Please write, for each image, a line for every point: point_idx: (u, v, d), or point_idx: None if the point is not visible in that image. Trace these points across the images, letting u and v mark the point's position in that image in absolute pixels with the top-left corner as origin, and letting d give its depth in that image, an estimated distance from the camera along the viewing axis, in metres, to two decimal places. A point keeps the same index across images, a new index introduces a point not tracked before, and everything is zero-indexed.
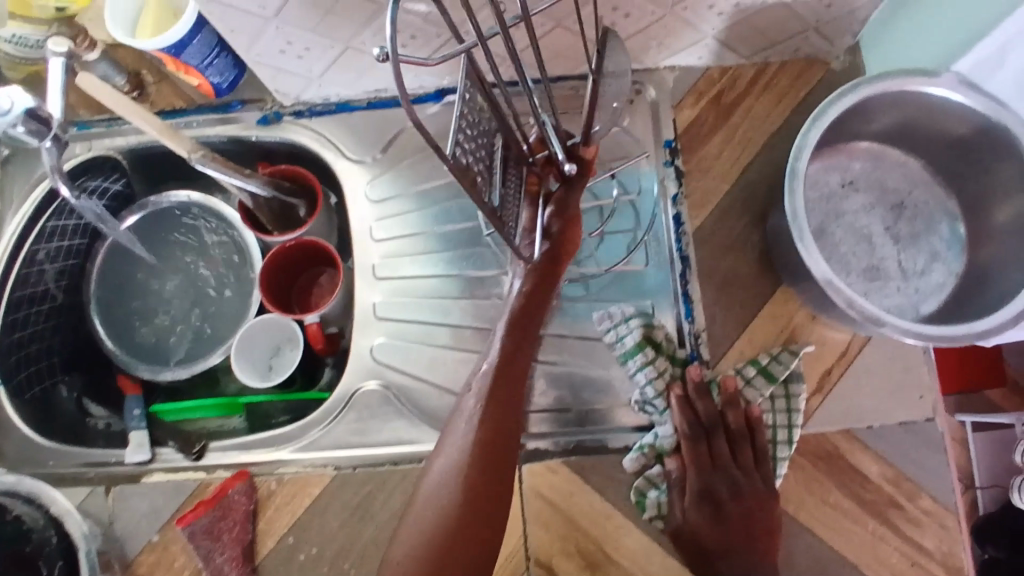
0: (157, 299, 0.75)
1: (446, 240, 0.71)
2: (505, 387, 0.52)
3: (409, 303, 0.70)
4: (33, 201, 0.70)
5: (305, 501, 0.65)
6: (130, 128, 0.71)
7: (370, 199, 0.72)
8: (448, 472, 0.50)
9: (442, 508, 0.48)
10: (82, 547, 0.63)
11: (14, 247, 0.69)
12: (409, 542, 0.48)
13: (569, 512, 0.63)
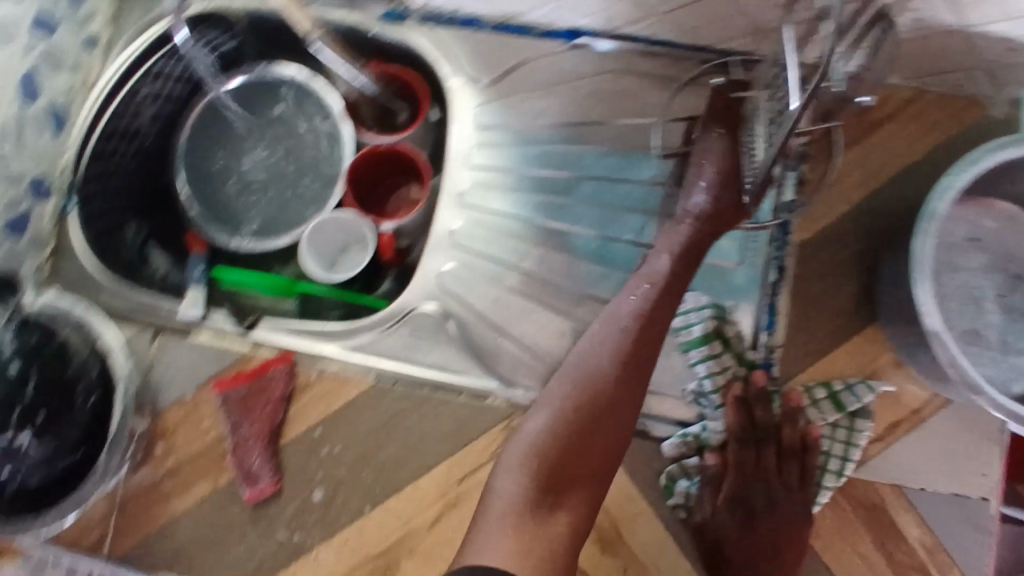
0: (245, 167, 0.74)
1: (540, 185, 0.68)
2: (650, 322, 0.57)
3: (487, 238, 0.67)
4: (146, 38, 0.69)
5: (341, 399, 0.66)
6: None
7: (474, 124, 0.68)
8: (584, 387, 0.55)
9: (572, 414, 0.54)
10: (123, 383, 0.63)
11: (119, 78, 0.69)
12: (530, 442, 0.54)
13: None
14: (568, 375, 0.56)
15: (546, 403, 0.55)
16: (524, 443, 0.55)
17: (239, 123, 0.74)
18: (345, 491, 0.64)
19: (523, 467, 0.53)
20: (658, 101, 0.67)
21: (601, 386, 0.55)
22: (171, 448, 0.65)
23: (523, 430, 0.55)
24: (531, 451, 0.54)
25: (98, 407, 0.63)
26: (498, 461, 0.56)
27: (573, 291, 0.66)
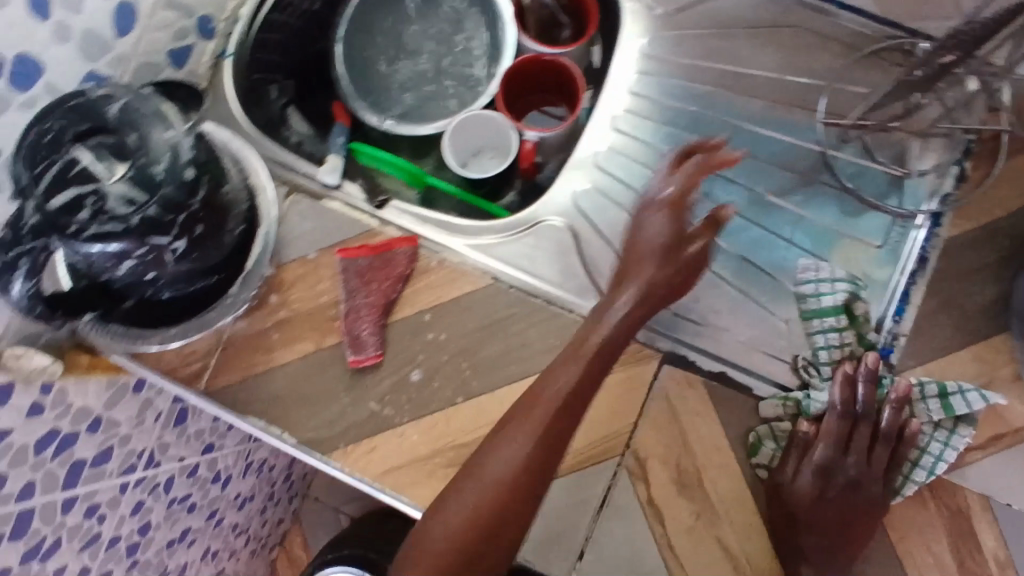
0: (402, 53, 0.75)
1: (693, 125, 0.68)
2: (573, 397, 0.55)
3: (629, 164, 0.68)
4: None
5: (455, 292, 0.66)
6: None
7: (641, 55, 0.69)
8: (543, 410, 0.54)
9: (489, 497, 0.53)
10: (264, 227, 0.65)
11: None
12: (440, 540, 0.53)
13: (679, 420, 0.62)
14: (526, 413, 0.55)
15: (518, 437, 0.53)
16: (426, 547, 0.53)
17: (404, 9, 0.76)
18: (441, 380, 0.65)
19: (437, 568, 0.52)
20: (828, 67, 0.68)
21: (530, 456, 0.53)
22: (284, 301, 0.67)
23: (431, 520, 0.54)
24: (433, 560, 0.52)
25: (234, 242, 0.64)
26: (415, 534, 0.55)
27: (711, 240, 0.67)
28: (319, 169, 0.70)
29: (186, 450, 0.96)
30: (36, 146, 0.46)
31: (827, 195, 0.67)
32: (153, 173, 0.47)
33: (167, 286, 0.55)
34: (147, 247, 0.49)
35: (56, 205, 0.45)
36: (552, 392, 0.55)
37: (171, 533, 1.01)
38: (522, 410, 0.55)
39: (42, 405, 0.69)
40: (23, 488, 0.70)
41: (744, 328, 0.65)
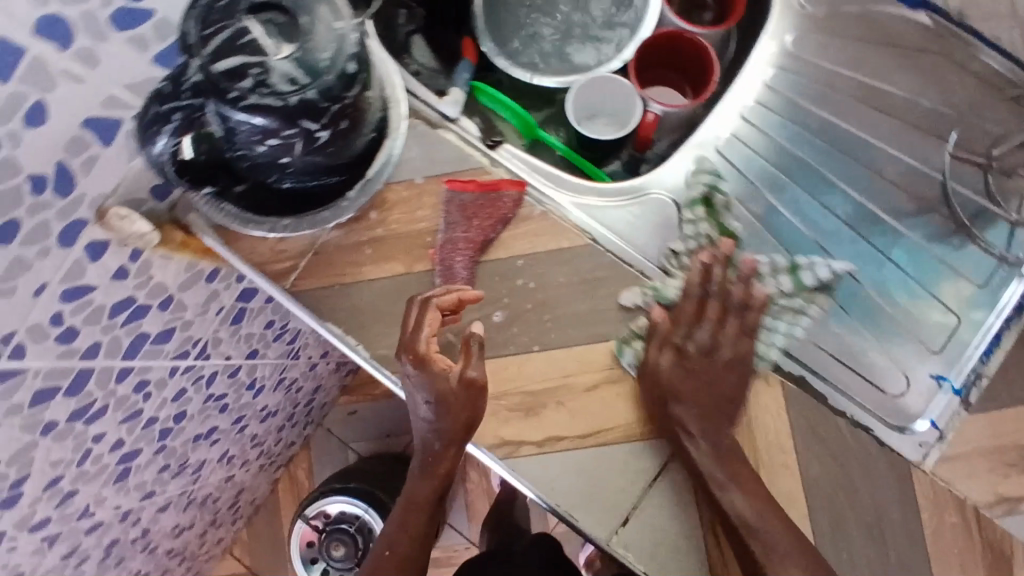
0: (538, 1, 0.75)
1: (822, 129, 0.69)
2: (418, 513, 0.65)
3: (748, 154, 0.70)
4: None
5: (552, 244, 0.65)
6: None
7: (784, 49, 0.71)
8: (455, 398, 0.62)
9: (426, 505, 0.65)
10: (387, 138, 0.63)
11: None
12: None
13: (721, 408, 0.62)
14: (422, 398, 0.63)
15: (395, 520, 0.65)
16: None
17: None
18: (521, 329, 0.65)
19: None
20: (963, 100, 0.69)
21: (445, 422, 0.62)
22: (383, 220, 0.67)
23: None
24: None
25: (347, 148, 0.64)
26: None
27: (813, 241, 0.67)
28: (438, 98, 0.70)
29: (234, 351, 0.97)
30: (210, 10, 0.46)
31: (925, 215, 0.68)
32: (319, 57, 0.47)
33: (290, 176, 0.55)
34: (294, 129, 0.49)
35: (220, 69, 0.45)
36: (383, 543, 0.64)
37: (200, 429, 1.03)
38: (406, 500, 0.66)
39: (127, 272, 0.70)
40: (90, 348, 0.71)
41: (832, 339, 0.66)
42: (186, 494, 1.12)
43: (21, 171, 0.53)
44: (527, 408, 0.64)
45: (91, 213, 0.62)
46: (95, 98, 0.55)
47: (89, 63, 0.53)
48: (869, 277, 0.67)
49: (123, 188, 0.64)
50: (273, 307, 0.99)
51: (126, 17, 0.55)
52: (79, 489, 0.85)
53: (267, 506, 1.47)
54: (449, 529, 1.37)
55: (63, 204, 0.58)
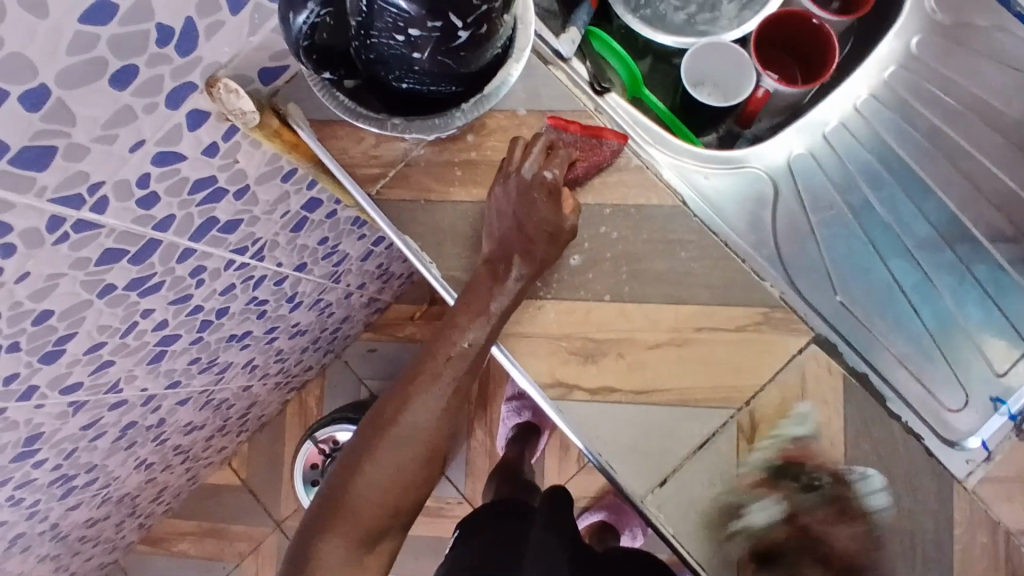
0: None
1: (930, 134, 0.73)
2: (416, 386, 0.64)
3: (852, 147, 0.74)
4: None
5: (641, 198, 0.65)
6: None
7: (908, 52, 0.74)
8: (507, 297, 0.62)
9: (413, 422, 0.63)
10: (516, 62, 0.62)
11: None
12: (362, 510, 0.62)
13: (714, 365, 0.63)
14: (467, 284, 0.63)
15: (375, 427, 0.64)
16: (353, 496, 0.62)
17: None
18: (595, 274, 0.65)
19: (347, 534, 0.62)
20: None
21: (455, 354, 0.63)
22: (479, 145, 0.67)
23: (353, 482, 0.63)
24: (330, 485, 0.64)
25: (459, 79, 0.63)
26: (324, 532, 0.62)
27: (898, 239, 0.71)
28: (554, 37, 0.70)
29: (286, 258, 0.98)
30: None
31: (1008, 242, 0.71)
32: None
33: (412, 76, 0.55)
34: (438, 23, 0.48)
35: None
36: (366, 437, 0.64)
37: (236, 329, 1.03)
38: (383, 422, 0.64)
39: (217, 150, 0.70)
40: (164, 218, 0.72)
41: (897, 342, 0.67)
42: (206, 392, 1.13)
43: (153, 17, 0.53)
44: (586, 354, 0.64)
45: (201, 81, 0.62)
46: None
47: None
48: (947, 283, 0.70)
49: (235, 62, 0.64)
50: (331, 224, 0.99)
51: None
52: (116, 362, 0.86)
53: (272, 425, 1.49)
54: (445, 480, 1.37)
55: (180, 63, 0.59)
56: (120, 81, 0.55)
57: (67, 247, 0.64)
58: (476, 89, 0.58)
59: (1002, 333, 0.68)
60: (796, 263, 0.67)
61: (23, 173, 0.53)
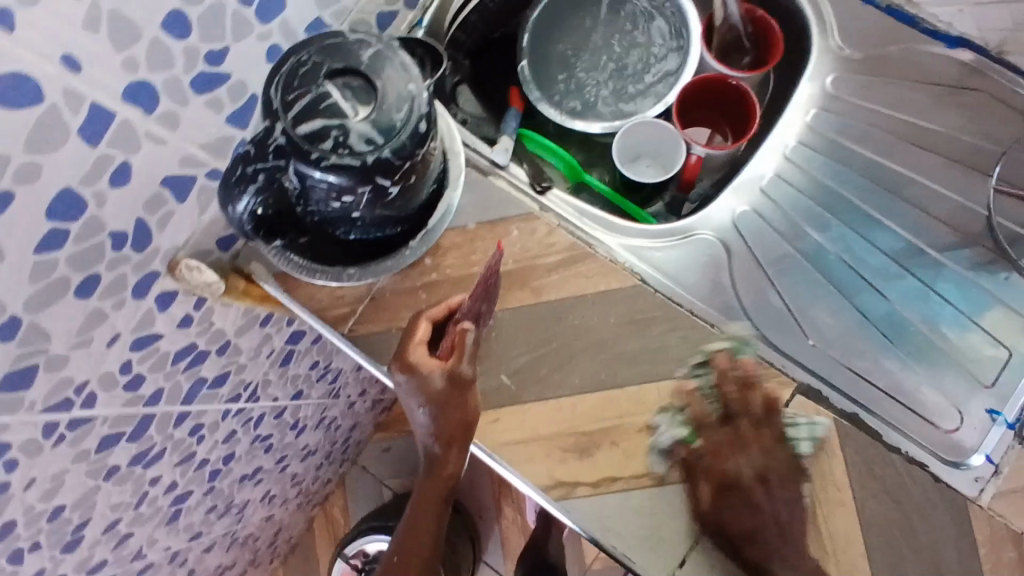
0: (586, 52, 0.76)
1: (867, 169, 0.71)
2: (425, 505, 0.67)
3: (794, 194, 0.72)
4: None
5: (602, 285, 0.67)
6: None
7: (825, 93, 0.72)
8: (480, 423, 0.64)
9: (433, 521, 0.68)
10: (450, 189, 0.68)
11: None
12: None
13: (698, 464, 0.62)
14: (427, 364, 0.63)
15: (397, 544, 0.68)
16: None
17: (602, 11, 0.76)
18: (575, 365, 0.66)
19: None
20: (1003, 137, 0.69)
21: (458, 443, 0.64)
22: (438, 265, 0.68)
23: None
24: None
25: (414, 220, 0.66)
26: None
27: (858, 276, 0.69)
28: (489, 148, 0.73)
29: (282, 391, 0.99)
30: (292, 75, 0.50)
31: (972, 247, 0.69)
32: (394, 119, 0.50)
33: (358, 228, 0.58)
34: (369, 186, 0.51)
35: (303, 131, 0.49)
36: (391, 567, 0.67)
37: (246, 468, 1.04)
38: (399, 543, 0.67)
39: (191, 319, 0.72)
40: (154, 393, 0.73)
41: (881, 375, 0.67)
42: (230, 533, 1.13)
43: (105, 228, 0.56)
44: (581, 449, 0.63)
45: (162, 266, 0.64)
46: (174, 158, 0.58)
47: (170, 125, 0.56)
48: (918, 314, 0.68)
49: (193, 239, 0.66)
50: (319, 348, 1.01)
51: (206, 82, 0.56)
52: (134, 532, 0.87)
53: (304, 543, 1.48)
54: (483, 566, 1.36)
55: (139, 257, 0.61)
56: (86, 291, 0.57)
57: (64, 448, 0.65)
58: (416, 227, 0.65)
59: (982, 350, 0.67)
60: (764, 317, 0.68)
61: (10, 396, 0.55)
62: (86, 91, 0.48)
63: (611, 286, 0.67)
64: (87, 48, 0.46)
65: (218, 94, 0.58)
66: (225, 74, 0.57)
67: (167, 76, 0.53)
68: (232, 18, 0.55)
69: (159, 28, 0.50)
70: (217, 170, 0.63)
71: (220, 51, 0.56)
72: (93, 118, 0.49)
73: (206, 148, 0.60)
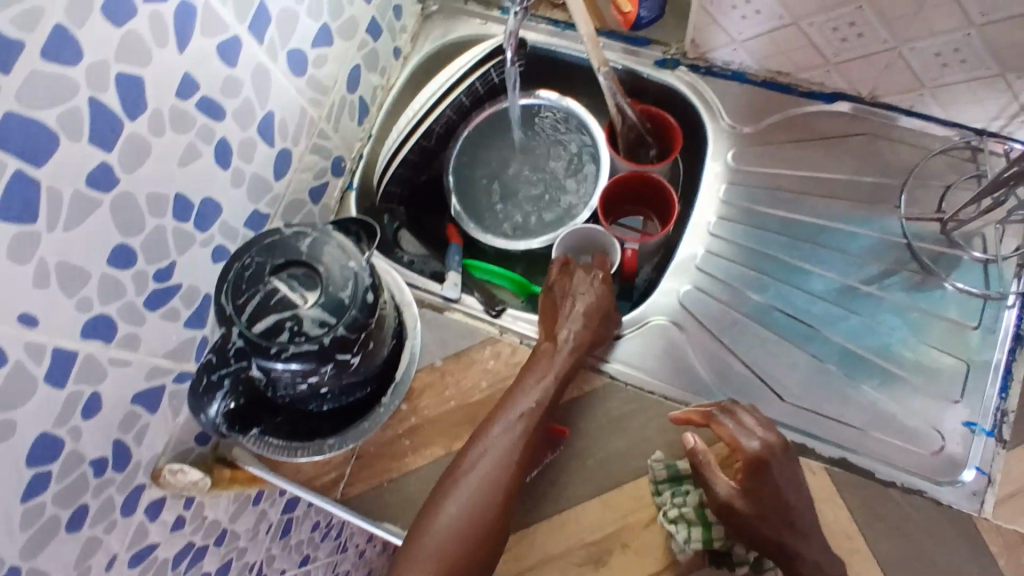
0: (511, 180, 0.83)
1: (786, 228, 0.75)
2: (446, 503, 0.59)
3: (729, 266, 0.75)
4: (448, 80, 0.82)
5: (574, 391, 0.69)
6: (557, 41, 0.80)
7: (730, 169, 0.77)
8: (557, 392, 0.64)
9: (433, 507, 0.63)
10: (411, 336, 0.71)
11: (423, 112, 0.82)
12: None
13: (783, 488, 0.60)
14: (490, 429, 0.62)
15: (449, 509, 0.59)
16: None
17: (513, 141, 0.84)
18: (567, 477, 0.66)
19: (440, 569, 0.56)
20: (901, 165, 0.74)
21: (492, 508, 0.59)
22: (414, 408, 0.69)
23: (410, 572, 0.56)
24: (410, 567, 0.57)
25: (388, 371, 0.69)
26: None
27: (807, 325, 0.72)
28: (438, 284, 0.76)
29: (288, 562, 0.97)
30: (239, 280, 0.53)
31: (905, 270, 0.72)
32: (342, 297, 0.53)
33: (329, 399, 0.60)
34: (330, 363, 0.53)
35: (260, 329, 0.51)
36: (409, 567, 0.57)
37: None
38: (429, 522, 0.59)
39: (184, 520, 0.71)
40: None
41: (859, 414, 0.68)
42: None
43: (84, 459, 0.56)
44: (594, 560, 0.63)
45: (147, 477, 0.64)
46: (140, 373, 0.60)
47: (131, 346, 0.58)
48: (874, 349, 0.70)
49: (172, 444, 0.67)
50: (317, 507, 1.00)
51: (159, 297, 0.59)
52: None
53: None
54: None
55: (122, 476, 0.61)
56: (74, 525, 0.57)
57: None
58: (385, 383, 0.68)
59: (942, 367, 0.69)
60: (733, 386, 0.70)
61: None
62: (46, 341, 0.50)
63: (583, 390, 0.69)
64: (42, 303, 0.49)
65: (172, 305, 0.61)
66: (174, 286, 0.60)
67: (121, 304, 0.55)
68: (173, 234, 0.58)
69: (107, 264, 0.53)
70: (184, 372, 0.65)
71: (167, 266, 0.59)
72: (56, 363, 0.51)
73: (169, 355, 0.62)
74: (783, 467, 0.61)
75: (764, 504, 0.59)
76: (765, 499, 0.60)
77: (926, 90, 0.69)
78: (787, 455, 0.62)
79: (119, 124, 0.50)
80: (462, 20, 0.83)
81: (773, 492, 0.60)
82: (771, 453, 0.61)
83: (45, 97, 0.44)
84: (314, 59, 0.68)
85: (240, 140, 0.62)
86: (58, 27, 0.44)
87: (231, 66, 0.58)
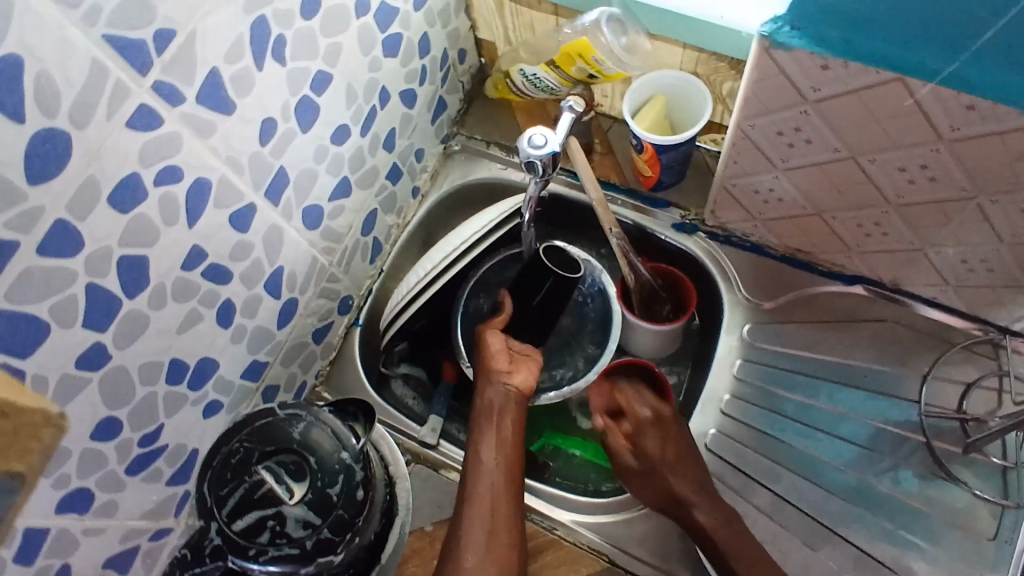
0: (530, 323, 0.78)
1: (801, 413, 0.72)
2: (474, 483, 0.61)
3: (740, 450, 0.72)
4: (479, 228, 0.77)
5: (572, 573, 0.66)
6: (574, 194, 0.80)
7: (745, 343, 0.75)
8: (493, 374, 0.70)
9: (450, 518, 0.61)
10: (401, 516, 0.66)
11: (450, 263, 0.76)
12: (477, 547, 0.57)
13: (679, 444, 0.68)
14: (473, 472, 0.62)
15: (475, 481, 0.61)
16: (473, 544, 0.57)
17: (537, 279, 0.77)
18: None
19: (491, 522, 0.59)
20: (919, 356, 0.71)
21: (501, 546, 0.58)
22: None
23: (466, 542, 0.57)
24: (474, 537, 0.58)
25: (379, 540, 0.63)
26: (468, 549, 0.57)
27: (816, 520, 0.69)
28: (419, 426, 0.74)
29: None
30: (224, 467, 0.51)
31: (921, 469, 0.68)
32: (329, 494, 0.51)
33: None
34: (312, 567, 0.50)
35: (240, 526, 0.49)
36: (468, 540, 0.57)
37: None
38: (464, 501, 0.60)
39: None
40: None
41: None
42: None
43: None
44: None
45: None
46: (114, 539, 0.57)
47: (109, 513, 0.55)
48: (888, 556, 0.66)
49: None
50: None
51: (142, 461, 0.57)
52: None
53: None
54: None
55: None
56: None
57: None
58: (370, 565, 0.62)
59: None
60: None
61: None
62: (17, 525, 0.47)
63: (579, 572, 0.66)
64: None
65: (156, 466, 0.59)
66: (161, 447, 0.58)
67: (101, 474, 0.53)
68: (164, 399, 0.56)
69: (91, 439, 0.51)
70: (161, 529, 0.62)
71: (154, 430, 0.57)
72: (25, 545, 0.49)
73: (147, 515, 0.60)
74: (674, 426, 0.69)
75: (653, 457, 0.67)
76: (656, 452, 0.67)
77: (950, 287, 0.67)
78: (678, 419, 0.70)
79: (115, 305, 0.49)
80: (481, 161, 0.83)
81: (664, 448, 0.67)
82: (660, 415, 0.70)
83: (38, 290, 0.43)
84: (330, 211, 0.67)
85: (245, 298, 0.60)
86: (58, 222, 0.43)
87: (243, 232, 0.57)
